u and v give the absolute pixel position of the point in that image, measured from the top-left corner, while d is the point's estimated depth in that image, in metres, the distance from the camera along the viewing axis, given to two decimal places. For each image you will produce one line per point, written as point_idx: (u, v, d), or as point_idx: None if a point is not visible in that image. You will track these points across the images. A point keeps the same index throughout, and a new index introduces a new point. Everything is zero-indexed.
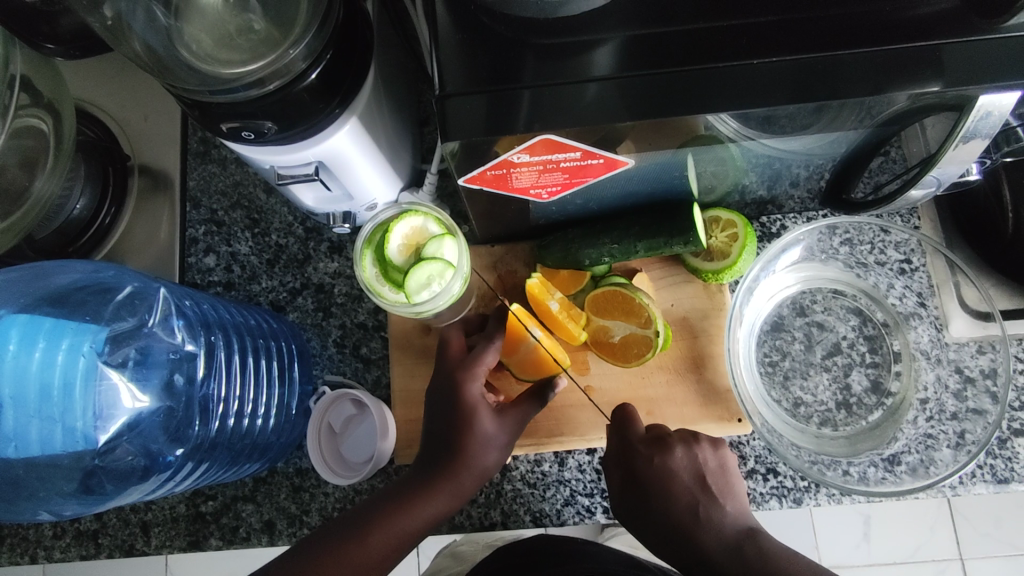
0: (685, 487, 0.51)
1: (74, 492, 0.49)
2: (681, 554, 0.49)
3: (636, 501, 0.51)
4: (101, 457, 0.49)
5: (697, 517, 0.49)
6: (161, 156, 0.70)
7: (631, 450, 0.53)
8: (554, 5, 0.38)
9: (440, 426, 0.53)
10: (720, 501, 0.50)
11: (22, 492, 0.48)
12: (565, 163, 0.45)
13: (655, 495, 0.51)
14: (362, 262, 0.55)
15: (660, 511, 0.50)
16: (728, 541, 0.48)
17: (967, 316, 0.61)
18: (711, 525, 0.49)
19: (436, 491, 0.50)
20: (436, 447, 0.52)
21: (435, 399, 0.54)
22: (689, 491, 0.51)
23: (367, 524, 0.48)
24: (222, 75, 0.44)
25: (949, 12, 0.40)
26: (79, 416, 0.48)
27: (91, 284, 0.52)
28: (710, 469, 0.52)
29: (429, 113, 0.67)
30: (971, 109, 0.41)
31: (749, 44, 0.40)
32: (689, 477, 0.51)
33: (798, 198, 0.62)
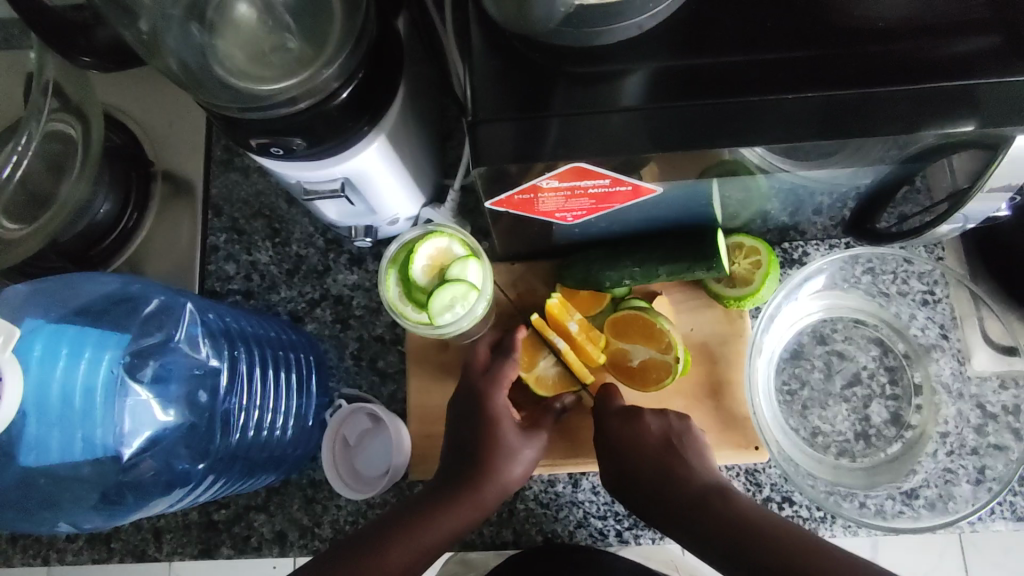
0: (650, 452, 0.52)
1: (95, 503, 0.49)
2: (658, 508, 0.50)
3: (617, 470, 0.53)
4: (124, 471, 0.49)
5: (666, 474, 0.51)
6: (185, 163, 0.70)
7: (605, 411, 0.55)
8: (589, 36, 0.38)
9: (463, 438, 0.53)
10: (684, 456, 0.51)
11: (44, 503, 0.47)
12: (593, 189, 0.45)
13: (637, 464, 0.52)
14: (386, 282, 0.55)
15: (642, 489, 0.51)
16: (694, 492, 0.49)
17: (990, 351, 0.60)
18: (678, 481, 0.50)
19: (459, 503, 0.50)
20: (455, 459, 0.53)
21: (457, 413, 0.55)
22: (654, 450, 0.52)
23: (385, 536, 0.47)
24: (256, 92, 0.44)
25: (990, 50, 0.39)
26: (99, 428, 0.48)
27: (118, 296, 0.53)
28: (677, 430, 0.54)
29: (452, 129, 0.66)
30: (1006, 149, 0.41)
31: (784, 78, 0.39)
32: (657, 440, 0.53)
33: (821, 225, 0.61)
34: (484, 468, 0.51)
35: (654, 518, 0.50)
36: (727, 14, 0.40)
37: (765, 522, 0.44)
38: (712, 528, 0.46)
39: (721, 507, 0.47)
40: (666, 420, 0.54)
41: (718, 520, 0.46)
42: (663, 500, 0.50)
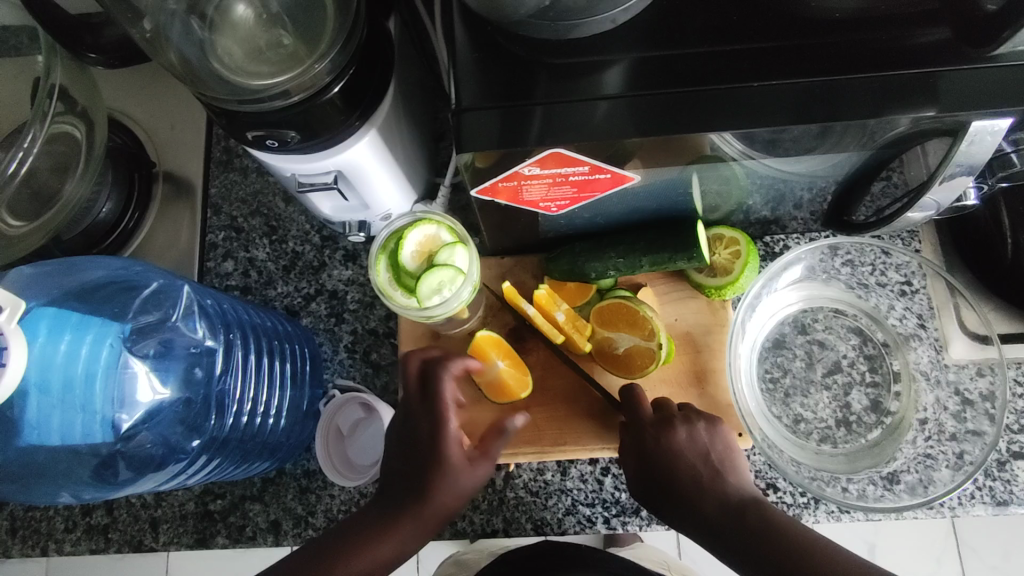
0: (694, 476, 0.51)
1: (95, 474, 0.51)
2: (688, 521, 0.50)
3: (658, 497, 0.52)
4: (122, 443, 0.51)
5: (701, 487, 0.50)
6: (185, 164, 0.72)
7: (641, 432, 0.54)
8: (567, 28, 0.41)
9: (404, 464, 0.50)
10: (722, 472, 0.51)
11: (54, 471, 0.49)
12: (574, 177, 0.47)
13: (679, 481, 0.51)
14: (376, 267, 0.58)
15: (694, 518, 0.49)
16: (732, 505, 0.48)
17: (966, 338, 0.62)
18: (713, 506, 0.49)
19: (400, 529, 0.48)
20: (401, 484, 0.50)
21: (400, 436, 0.51)
22: (697, 467, 0.51)
23: (334, 553, 0.47)
24: (252, 86, 0.47)
25: (946, 42, 0.41)
26: (97, 398, 0.49)
27: (119, 280, 0.55)
28: (710, 439, 0.53)
29: (443, 129, 0.69)
30: (965, 133, 0.43)
31: (752, 68, 0.42)
32: (700, 458, 0.52)
33: (801, 220, 0.63)
34: (422, 495, 0.49)
35: (713, 547, 0.49)
36: (698, 9, 0.43)
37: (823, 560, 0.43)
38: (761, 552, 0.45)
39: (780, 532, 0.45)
40: (695, 430, 0.54)
41: (774, 545, 0.45)
42: (718, 527, 0.48)
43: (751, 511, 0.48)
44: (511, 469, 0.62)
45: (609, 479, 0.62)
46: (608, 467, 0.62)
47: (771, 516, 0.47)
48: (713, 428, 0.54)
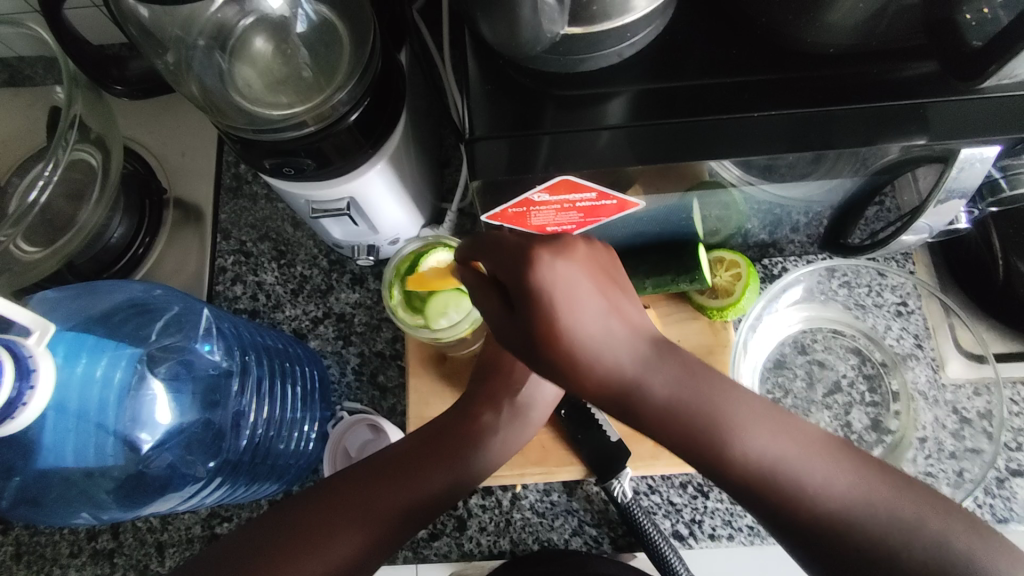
0: (606, 341, 0.34)
1: (115, 494, 0.51)
2: (628, 414, 0.34)
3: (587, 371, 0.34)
4: (143, 462, 0.51)
5: (618, 358, 0.34)
6: (196, 190, 0.74)
7: (517, 271, 0.35)
8: (575, 62, 0.43)
9: (523, 400, 0.57)
10: (614, 319, 0.35)
11: (75, 489, 0.50)
12: (580, 203, 0.49)
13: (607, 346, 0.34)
14: (389, 287, 0.60)
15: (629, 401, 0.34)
16: (670, 384, 0.34)
17: (962, 358, 0.63)
18: (659, 390, 0.33)
19: (506, 452, 0.55)
20: (512, 413, 0.56)
21: (510, 374, 0.57)
22: (587, 305, 0.34)
23: (424, 460, 0.49)
24: (271, 116, 0.48)
25: (935, 74, 0.43)
26: (114, 418, 0.50)
27: (139, 303, 0.56)
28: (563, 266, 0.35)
29: (449, 156, 0.71)
30: (955, 160, 0.45)
31: (750, 100, 0.44)
32: (581, 295, 0.34)
33: (798, 243, 0.65)
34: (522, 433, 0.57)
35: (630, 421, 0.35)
36: (698, 45, 0.45)
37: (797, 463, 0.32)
38: (713, 461, 0.33)
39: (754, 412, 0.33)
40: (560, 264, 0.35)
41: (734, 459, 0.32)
42: (656, 412, 0.33)
43: (696, 387, 0.33)
44: (518, 490, 0.63)
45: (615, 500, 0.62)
46: None
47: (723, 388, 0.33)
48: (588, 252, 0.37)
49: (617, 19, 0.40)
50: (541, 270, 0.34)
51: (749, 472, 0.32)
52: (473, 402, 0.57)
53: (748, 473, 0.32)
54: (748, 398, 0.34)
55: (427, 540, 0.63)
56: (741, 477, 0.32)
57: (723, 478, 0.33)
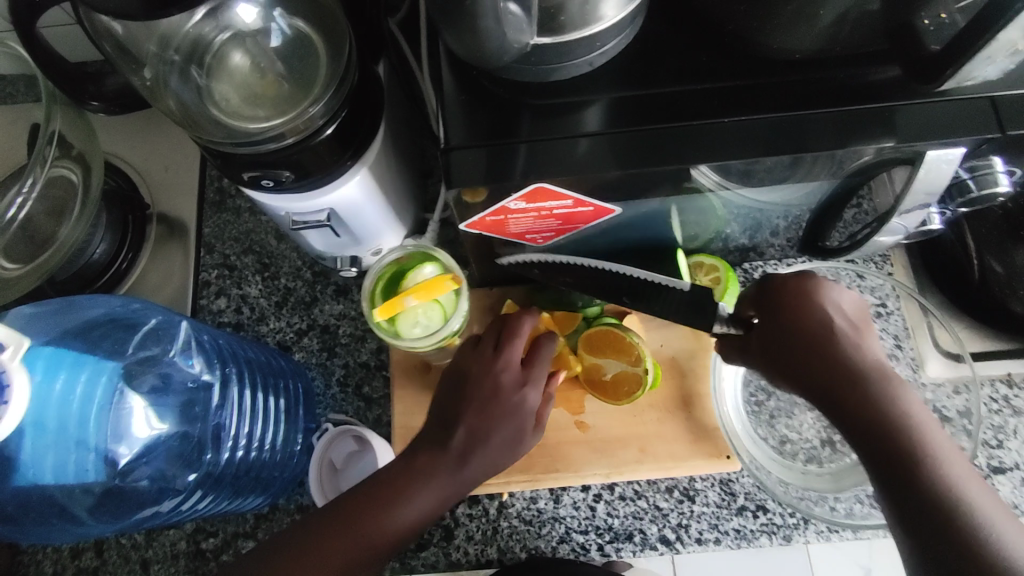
0: (858, 360, 0.44)
1: (95, 510, 0.51)
2: (831, 396, 0.44)
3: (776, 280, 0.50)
4: (122, 476, 0.51)
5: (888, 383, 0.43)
6: (179, 205, 0.74)
7: (773, 304, 0.49)
8: (548, 71, 0.43)
9: (484, 421, 0.52)
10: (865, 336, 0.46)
11: (51, 508, 0.49)
12: (558, 210, 0.50)
13: (855, 379, 0.43)
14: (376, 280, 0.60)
15: (830, 350, 0.45)
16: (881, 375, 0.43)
17: (940, 357, 0.65)
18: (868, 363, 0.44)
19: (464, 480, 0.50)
20: (469, 437, 0.51)
21: (476, 390, 0.53)
22: (847, 329, 0.46)
23: (372, 505, 0.48)
24: (248, 129, 0.49)
25: (899, 79, 0.44)
26: (92, 433, 0.50)
27: (119, 318, 0.55)
28: (853, 313, 0.47)
29: (431, 167, 0.71)
30: (922, 162, 0.46)
31: (722, 105, 0.44)
32: (862, 333, 0.46)
33: (778, 246, 0.66)
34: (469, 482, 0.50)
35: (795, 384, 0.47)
36: (669, 53, 0.46)
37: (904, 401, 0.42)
38: (843, 397, 0.43)
39: (936, 436, 0.41)
40: (845, 302, 0.48)
41: (854, 402, 0.43)
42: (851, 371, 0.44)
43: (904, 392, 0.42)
44: (504, 498, 0.63)
45: (602, 506, 0.63)
46: (600, 493, 0.63)
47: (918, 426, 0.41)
48: (857, 305, 0.48)
49: (585, 28, 0.40)
50: (826, 308, 0.47)
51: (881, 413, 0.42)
52: (427, 437, 0.52)
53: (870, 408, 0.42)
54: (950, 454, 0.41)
55: (413, 551, 0.62)
56: (862, 407, 0.42)
57: (844, 402, 0.43)
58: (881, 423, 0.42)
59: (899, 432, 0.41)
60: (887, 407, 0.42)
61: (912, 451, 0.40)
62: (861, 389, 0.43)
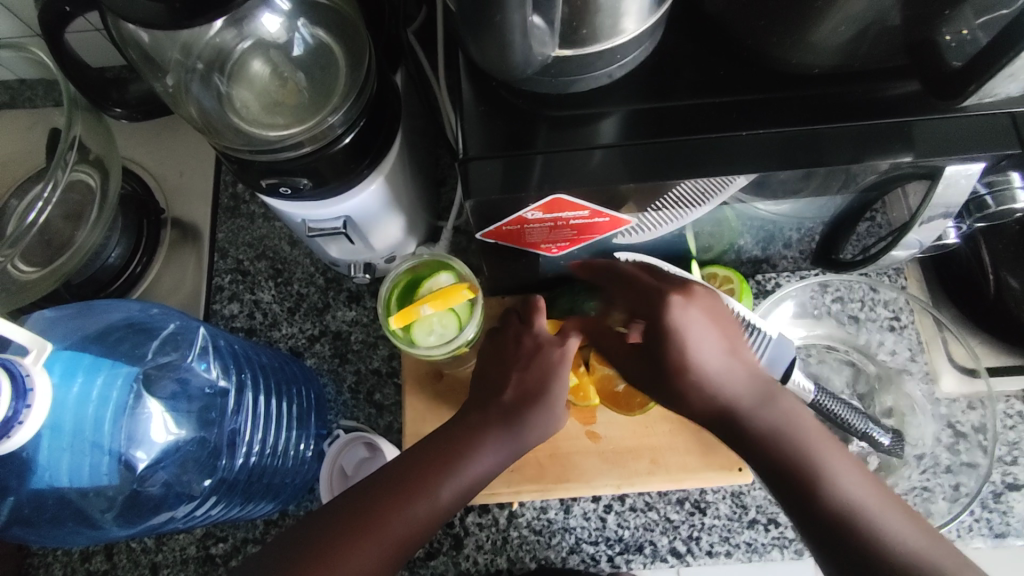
0: (722, 387, 0.46)
1: (109, 513, 0.51)
2: (733, 441, 0.45)
3: (645, 281, 0.52)
4: (139, 481, 0.51)
5: (730, 416, 0.45)
6: (193, 210, 0.75)
7: (651, 314, 0.49)
8: (567, 83, 0.44)
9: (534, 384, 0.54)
10: (730, 355, 0.47)
11: (69, 509, 0.50)
12: (574, 220, 0.50)
13: (756, 411, 0.44)
14: (393, 284, 0.60)
15: (695, 375, 0.46)
16: (711, 402, 0.45)
17: (955, 371, 0.64)
18: (710, 385, 0.46)
19: (521, 438, 0.52)
20: (518, 400, 0.53)
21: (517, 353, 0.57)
22: (700, 346, 0.47)
23: (414, 481, 0.47)
24: (267, 137, 0.49)
25: (917, 94, 0.44)
26: (109, 437, 0.50)
27: (137, 322, 0.56)
28: (710, 324, 0.48)
29: (445, 176, 0.72)
30: (940, 178, 0.46)
31: (739, 119, 0.45)
32: (712, 344, 0.47)
33: (791, 259, 0.66)
34: (522, 434, 0.52)
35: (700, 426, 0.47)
36: (687, 66, 0.46)
37: (782, 439, 0.42)
38: (745, 439, 0.44)
39: (857, 475, 0.41)
40: (697, 306, 0.48)
41: (758, 446, 0.43)
42: (711, 400, 0.46)
43: (773, 413, 0.44)
44: (514, 507, 0.63)
45: (612, 517, 0.62)
46: (610, 504, 0.63)
47: (833, 467, 0.41)
48: (716, 309, 0.49)
49: (606, 41, 0.41)
50: (691, 316, 0.48)
51: (772, 452, 0.42)
52: (475, 403, 0.54)
53: (767, 448, 0.43)
54: (859, 479, 0.41)
55: (423, 560, 0.62)
56: (766, 452, 0.43)
57: (748, 447, 0.44)
58: (790, 468, 0.41)
59: (801, 484, 0.41)
60: (793, 443, 0.42)
61: (806, 492, 0.41)
62: (751, 437, 0.44)
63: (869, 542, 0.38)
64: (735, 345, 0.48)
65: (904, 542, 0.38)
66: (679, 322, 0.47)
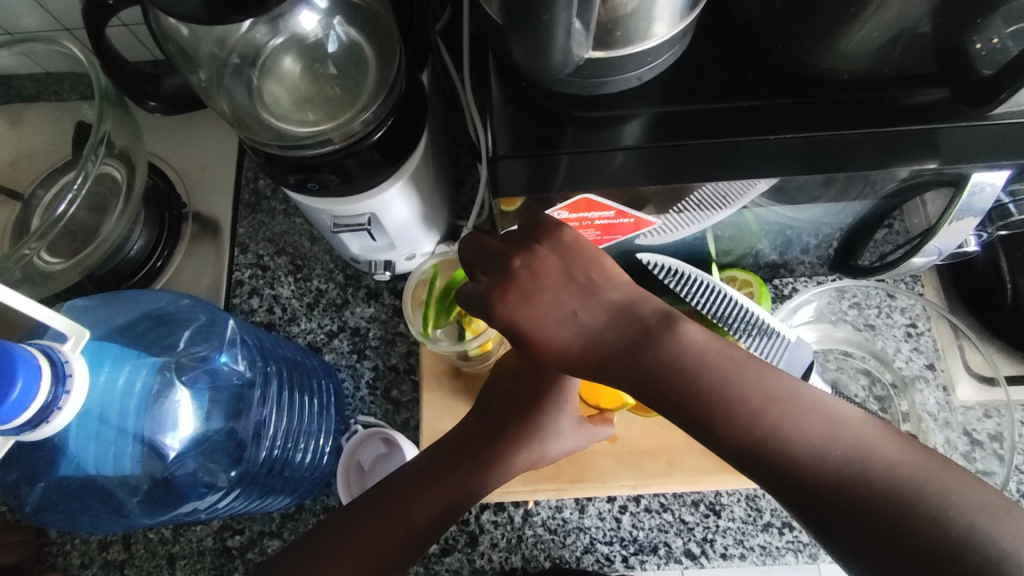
0: (586, 342, 0.38)
1: (132, 501, 0.52)
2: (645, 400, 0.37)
3: (492, 246, 0.43)
4: (167, 469, 0.52)
5: (631, 378, 0.37)
6: (215, 205, 0.75)
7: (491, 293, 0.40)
8: (596, 84, 0.44)
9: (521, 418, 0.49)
10: (545, 319, 0.39)
11: (100, 496, 0.51)
12: (599, 221, 0.50)
13: (639, 357, 0.37)
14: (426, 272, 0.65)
15: (547, 343, 0.39)
16: (601, 363, 0.38)
17: (972, 380, 0.64)
18: (587, 349, 0.38)
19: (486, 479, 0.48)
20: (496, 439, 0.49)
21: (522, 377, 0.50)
22: (560, 310, 0.39)
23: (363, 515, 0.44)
24: (297, 133, 0.50)
25: (944, 101, 0.44)
26: (136, 425, 0.51)
27: (167, 314, 0.58)
28: (547, 281, 0.39)
29: (465, 176, 0.72)
30: (965, 185, 0.46)
31: (766, 122, 0.45)
32: (559, 305, 0.39)
33: (808, 264, 0.66)
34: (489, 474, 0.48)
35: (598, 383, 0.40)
36: (714, 71, 0.47)
37: (689, 387, 0.35)
38: (659, 399, 0.36)
39: (785, 397, 0.34)
40: (533, 266, 0.40)
41: (666, 403, 0.36)
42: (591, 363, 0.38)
43: (662, 351, 0.36)
44: (529, 506, 0.63)
45: (627, 518, 0.63)
46: (625, 504, 0.63)
47: (749, 394, 0.34)
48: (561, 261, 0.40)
49: (639, 44, 0.42)
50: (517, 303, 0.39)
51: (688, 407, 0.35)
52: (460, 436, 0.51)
53: (679, 405, 0.36)
54: (805, 411, 0.33)
55: (437, 556, 0.62)
56: (679, 411, 0.36)
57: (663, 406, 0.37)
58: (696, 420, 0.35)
59: (734, 436, 0.34)
60: (695, 385, 0.35)
61: (736, 446, 0.34)
62: (658, 396, 0.36)
63: (834, 480, 0.31)
64: (591, 284, 0.39)
65: (877, 474, 0.31)
66: (527, 294, 0.39)
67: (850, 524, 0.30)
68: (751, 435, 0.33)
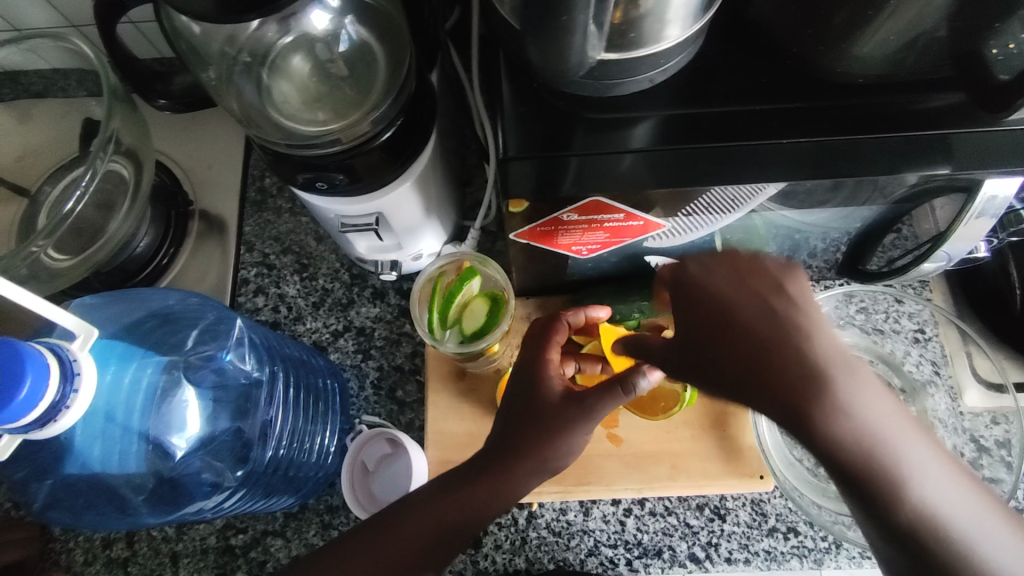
0: (768, 327, 0.37)
1: (136, 499, 0.52)
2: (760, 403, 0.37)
3: (721, 265, 0.41)
4: (173, 468, 0.52)
5: (791, 390, 0.36)
6: (221, 203, 0.75)
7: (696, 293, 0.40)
8: (607, 86, 0.44)
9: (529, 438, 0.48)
10: (788, 326, 0.37)
11: (105, 495, 0.51)
12: (608, 222, 0.50)
13: (766, 357, 0.37)
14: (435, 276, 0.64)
15: (739, 334, 0.38)
16: (783, 373, 0.36)
17: (980, 387, 0.64)
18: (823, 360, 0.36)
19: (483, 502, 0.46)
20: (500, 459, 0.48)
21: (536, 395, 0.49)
22: (766, 313, 0.38)
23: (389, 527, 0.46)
24: (307, 132, 0.50)
25: (957, 106, 0.43)
26: (142, 424, 0.51)
27: (175, 312, 0.58)
28: (791, 293, 0.38)
29: (471, 176, 0.72)
30: (979, 190, 0.46)
31: (780, 126, 0.44)
32: (756, 304, 0.38)
33: (816, 269, 0.66)
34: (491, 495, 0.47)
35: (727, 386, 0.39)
36: (725, 73, 0.46)
37: (819, 400, 0.35)
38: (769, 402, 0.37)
39: (894, 427, 0.35)
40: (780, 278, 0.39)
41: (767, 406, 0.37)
42: (807, 370, 0.36)
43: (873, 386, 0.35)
44: (534, 508, 0.63)
45: (631, 521, 0.62)
46: (630, 508, 0.63)
47: (870, 417, 0.35)
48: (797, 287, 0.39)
49: (651, 46, 0.41)
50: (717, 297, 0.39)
51: (844, 428, 0.35)
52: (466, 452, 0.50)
53: (827, 420, 0.35)
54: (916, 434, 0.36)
55: None
56: (819, 420, 0.35)
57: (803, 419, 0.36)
58: (802, 423, 0.36)
59: (852, 450, 0.35)
60: (841, 403, 0.35)
61: (852, 460, 0.35)
62: (805, 401, 0.35)
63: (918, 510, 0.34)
64: (764, 291, 0.39)
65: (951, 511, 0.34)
66: (714, 288, 0.40)
67: (909, 553, 0.35)
68: (859, 456, 0.35)
